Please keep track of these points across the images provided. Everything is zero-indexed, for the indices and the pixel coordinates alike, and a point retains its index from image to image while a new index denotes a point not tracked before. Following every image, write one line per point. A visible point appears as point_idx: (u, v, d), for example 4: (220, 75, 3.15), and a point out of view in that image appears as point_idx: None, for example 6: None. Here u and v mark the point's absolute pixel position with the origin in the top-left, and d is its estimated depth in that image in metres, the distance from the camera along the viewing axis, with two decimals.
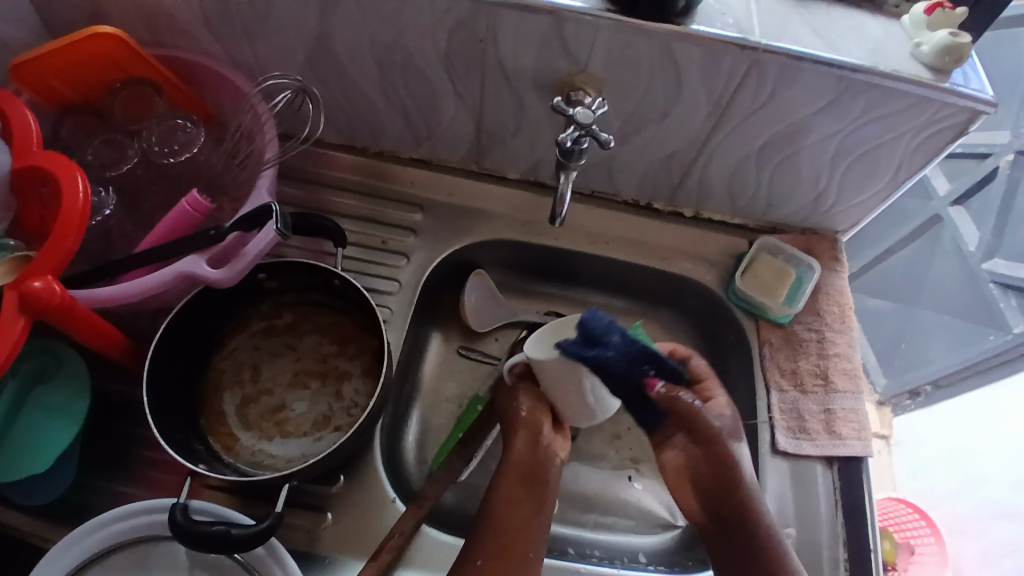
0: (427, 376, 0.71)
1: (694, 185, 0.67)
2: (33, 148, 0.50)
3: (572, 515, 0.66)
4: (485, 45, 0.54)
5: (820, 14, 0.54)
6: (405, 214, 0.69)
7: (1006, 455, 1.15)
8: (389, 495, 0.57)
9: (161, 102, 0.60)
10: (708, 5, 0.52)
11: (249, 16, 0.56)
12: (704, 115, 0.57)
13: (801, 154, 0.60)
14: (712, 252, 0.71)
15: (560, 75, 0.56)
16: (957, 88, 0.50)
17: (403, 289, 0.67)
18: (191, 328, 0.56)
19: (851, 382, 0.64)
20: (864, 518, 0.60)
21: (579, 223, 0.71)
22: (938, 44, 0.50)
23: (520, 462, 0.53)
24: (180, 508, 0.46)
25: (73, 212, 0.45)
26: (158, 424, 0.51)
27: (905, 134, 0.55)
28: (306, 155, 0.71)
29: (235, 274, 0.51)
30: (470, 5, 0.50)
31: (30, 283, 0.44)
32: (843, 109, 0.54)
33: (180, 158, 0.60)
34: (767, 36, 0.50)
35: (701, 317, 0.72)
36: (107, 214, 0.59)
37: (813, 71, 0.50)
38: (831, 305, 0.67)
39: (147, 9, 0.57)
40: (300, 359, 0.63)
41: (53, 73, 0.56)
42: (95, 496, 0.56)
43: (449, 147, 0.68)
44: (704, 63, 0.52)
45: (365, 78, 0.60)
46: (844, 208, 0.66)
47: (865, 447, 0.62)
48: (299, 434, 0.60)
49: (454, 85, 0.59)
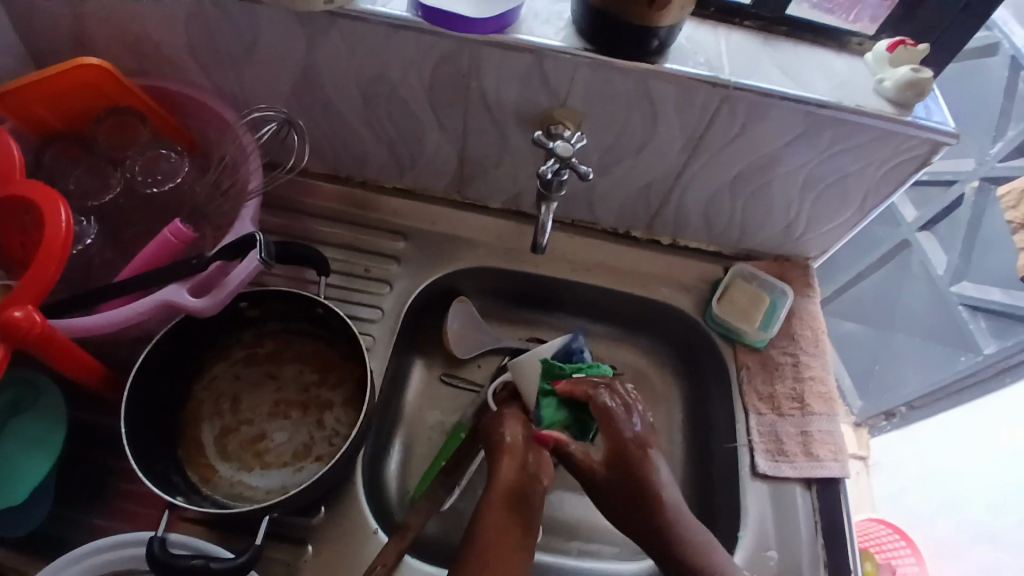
0: (410, 404, 0.71)
1: (671, 214, 0.69)
2: (16, 177, 0.48)
3: (556, 543, 0.66)
4: (468, 80, 0.56)
5: (786, 53, 0.57)
6: (388, 242, 0.70)
7: (996, 477, 1.13)
8: (371, 526, 0.56)
9: (145, 132, 0.61)
10: (681, 44, 0.55)
11: (237, 48, 0.57)
12: (679, 147, 0.59)
13: (772, 185, 0.62)
14: (690, 278, 0.72)
15: (541, 108, 0.58)
16: (918, 121, 0.53)
17: (386, 316, 0.67)
18: (170, 358, 0.56)
19: (826, 404, 0.66)
20: (843, 540, 0.60)
21: (560, 251, 0.72)
22: (901, 79, 0.53)
23: (505, 483, 0.53)
24: (157, 542, 0.45)
25: (55, 242, 0.45)
26: (135, 456, 0.50)
27: (870, 166, 0.58)
28: (290, 184, 0.71)
29: (217, 303, 0.51)
30: (454, 41, 0.52)
31: (10, 313, 0.44)
32: (811, 142, 0.57)
33: (163, 188, 0.61)
34: (737, 74, 0.53)
35: (681, 342, 0.74)
36: (90, 242, 0.59)
37: (782, 106, 0.53)
38: (805, 329, 0.69)
39: (136, 41, 0.58)
40: (282, 388, 0.63)
41: (39, 103, 0.56)
42: (66, 532, 0.55)
43: (432, 176, 0.69)
44: (678, 98, 0.54)
45: (351, 109, 0.62)
46: (815, 236, 0.68)
47: (842, 468, 0.63)
48: (280, 464, 0.59)
49: (438, 117, 0.61)
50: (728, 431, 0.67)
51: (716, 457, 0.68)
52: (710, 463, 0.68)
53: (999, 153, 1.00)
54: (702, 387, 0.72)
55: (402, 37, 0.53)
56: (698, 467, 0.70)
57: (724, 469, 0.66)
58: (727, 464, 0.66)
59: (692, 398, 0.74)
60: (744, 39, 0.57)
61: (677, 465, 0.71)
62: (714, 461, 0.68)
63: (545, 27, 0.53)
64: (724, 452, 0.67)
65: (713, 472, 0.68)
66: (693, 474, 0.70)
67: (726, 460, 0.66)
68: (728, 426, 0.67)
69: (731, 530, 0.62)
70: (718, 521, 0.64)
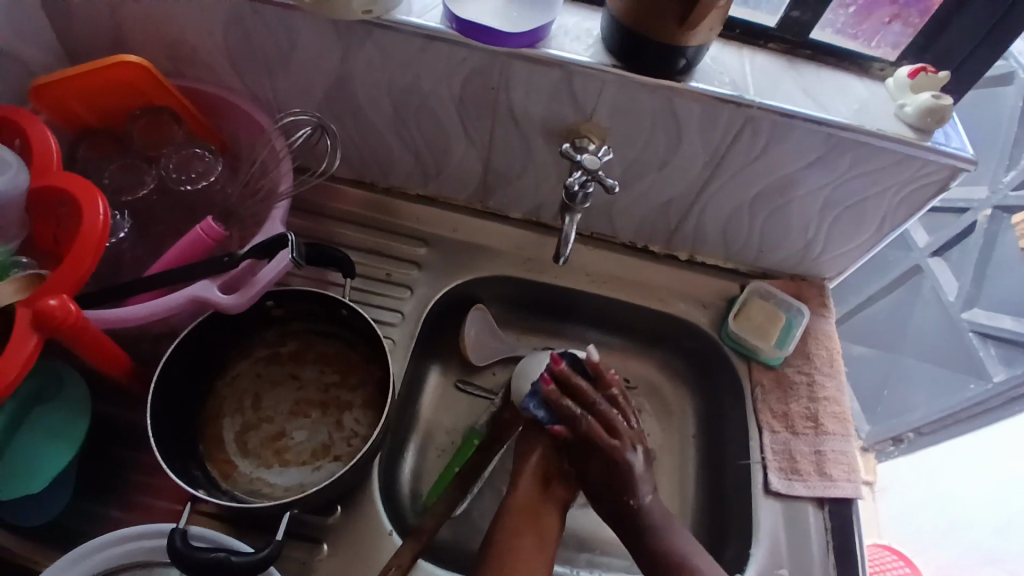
0: (425, 409, 0.71)
1: (689, 230, 0.70)
2: (53, 168, 0.51)
3: (567, 553, 0.66)
4: (497, 93, 0.58)
5: (808, 77, 0.58)
6: (409, 248, 0.71)
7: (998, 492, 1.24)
8: (386, 527, 0.57)
9: (179, 131, 0.62)
10: (707, 65, 0.56)
11: (274, 52, 0.59)
12: (700, 165, 0.60)
13: (791, 206, 0.63)
14: (706, 294, 0.73)
15: (567, 123, 0.59)
16: (939, 147, 0.54)
17: (406, 320, 0.68)
18: (198, 352, 0.57)
19: (841, 425, 0.66)
20: (856, 560, 0.60)
21: (579, 263, 0.73)
22: (922, 105, 0.54)
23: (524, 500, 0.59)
24: (180, 533, 0.45)
25: (92, 237, 0.47)
26: (160, 448, 0.51)
27: (890, 189, 0.59)
28: (317, 189, 0.73)
29: (247, 300, 0.52)
30: (485, 55, 0.54)
31: (46, 300, 0.45)
32: (830, 165, 0.58)
33: (197, 186, 0.62)
34: (761, 95, 0.54)
35: (696, 355, 0.74)
36: (122, 236, 0.60)
37: (804, 128, 0.54)
38: (820, 348, 0.69)
39: (174, 41, 0.60)
40: (302, 388, 0.63)
41: (72, 96, 0.57)
42: (87, 521, 0.55)
43: (455, 185, 0.70)
44: (703, 118, 0.55)
45: (381, 118, 0.63)
46: (832, 256, 0.69)
47: (855, 489, 0.63)
48: (299, 462, 0.60)
49: (465, 128, 0.62)
50: (742, 447, 0.67)
51: (728, 473, 0.68)
52: (723, 480, 0.68)
53: (1013, 182, 1.01)
54: (716, 404, 0.72)
55: (433, 48, 0.54)
56: (710, 481, 0.70)
57: (736, 484, 0.66)
58: (740, 479, 0.66)
59: (705, 413, 0.74)
60: (768, 61, 0.59)
61: (689, 481, 0.71)
62: (727, 476, 0.68)
63: (575, 44, 0.54)
64: (737, 468, 0.67)
65: (725, 489, 0.67)
66: (705, 489, 0.70)
67: (740, 477, 0.66)
68: (742, 441, 0.67)
69: (743, 547, 0.62)
70: (731, 537, 0.64)
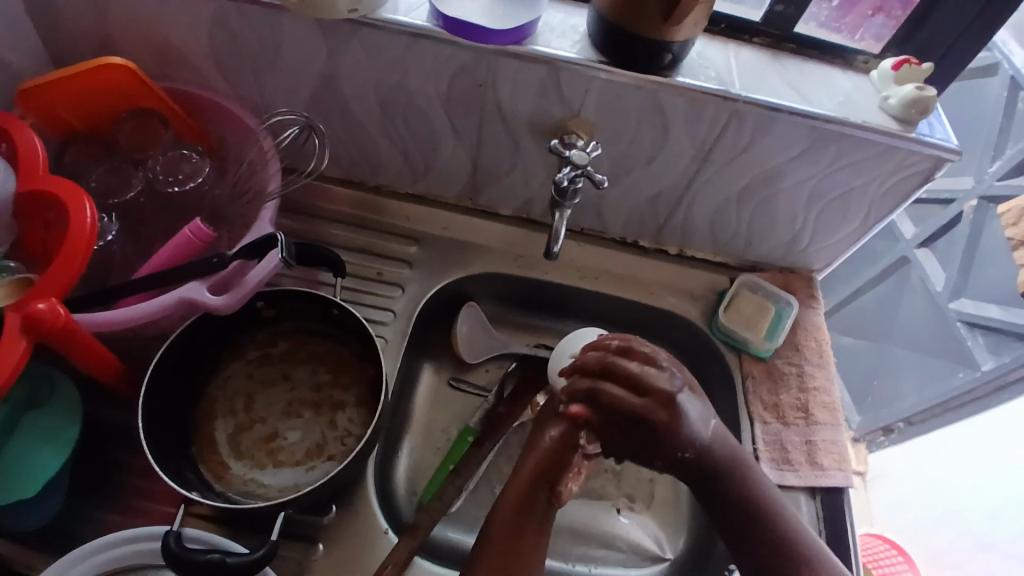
0: (418, 407, 0.71)
1: (678, 225, 0.70)
2: (40, 172, 0.50)
3: (562, 548, 0.67)
4: (485, 90, 0.58)
5: (793, 70, 0.59)
6: (399, 246, 0.71)
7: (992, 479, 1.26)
8: (382, 525, 0.57)
9: (166, 133, 0.62)
10: (693, 60, 0.56)
11: (260, 52, 0.58)
12: (688, 159, 0.61)
13: (778, 198, 0.64)
14: (696, 288, 0.74)
15: (555, 119, 0.59)
16: (922, 138, 0.54)
17: (398, 318, 0.68)
18: (189, 354, 0.57)
19: (831, 414, 0.67)
20: (848, 547, 0.61)
21: (570, 259, 0.73)
22: (905, 97, 0.54)
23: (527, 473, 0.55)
24: (174, 535, 0.45)
25: (80, 239, 0.47)
26: (153, 450, 0.51)
27: (875, 181, 0.59)
28: (306, 189, 0.72)
29: (236, 301, 0.52)
30: (472, 53, 0.54)
31: (35, 305, 0.44)
32: (815, 158, 0.58)
33: (184, 187, 0.61)
34: (746, 89, 0.55)
35: (687, 349, 0.75)
36: (110, 239, 0.59)
37: (789, 121, 0.55)
38: (809, 339, 0.70)
39: (158, 43, 0.60)
40: (294, 388, 0.63)
41: (57, 103, 0.57)
42: (80, 526, 0.55)
43: (445, 183, 0.70)
44: (689, 113, 0.56)
45: (368, 116, 0.63)
46: (820, 248, 0.70)
47: (845, 478, 0.64)
48: (293, 462, 0.60)
49: (453, 125, 0.62)
50: (734, 439, 0.67)
51: None
52: None
53: (998, 172, 1.03)
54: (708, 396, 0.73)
55: (420, 46, 0.54)
56: None
57: None
58: None
59: None
60: (753, 55, 0.59)
61: None
62: None
63: (562, 40, 0.54)
64: None
65: None
66: None
67: None
68: (734, 432, 0.68)
69: None
70: None
